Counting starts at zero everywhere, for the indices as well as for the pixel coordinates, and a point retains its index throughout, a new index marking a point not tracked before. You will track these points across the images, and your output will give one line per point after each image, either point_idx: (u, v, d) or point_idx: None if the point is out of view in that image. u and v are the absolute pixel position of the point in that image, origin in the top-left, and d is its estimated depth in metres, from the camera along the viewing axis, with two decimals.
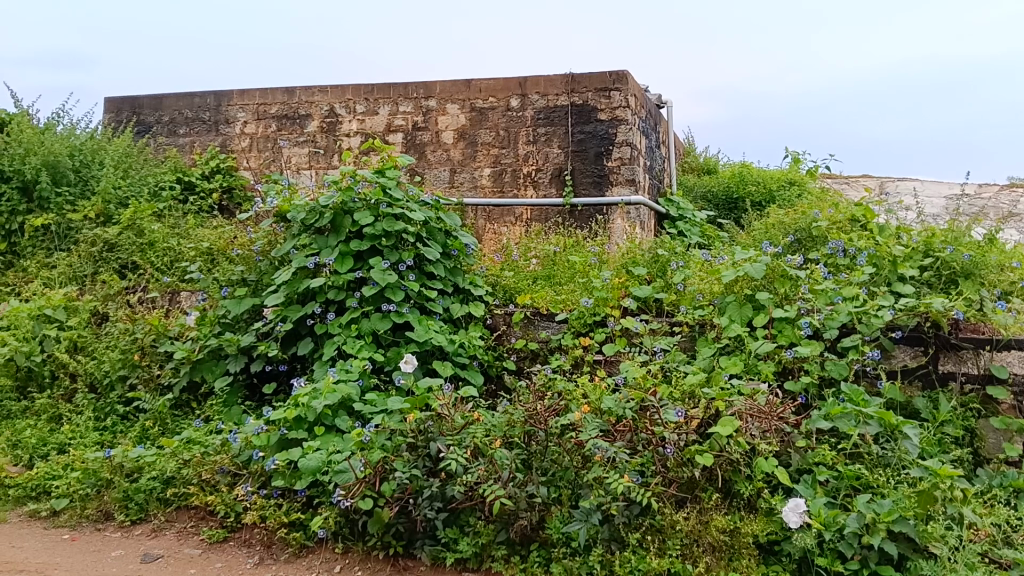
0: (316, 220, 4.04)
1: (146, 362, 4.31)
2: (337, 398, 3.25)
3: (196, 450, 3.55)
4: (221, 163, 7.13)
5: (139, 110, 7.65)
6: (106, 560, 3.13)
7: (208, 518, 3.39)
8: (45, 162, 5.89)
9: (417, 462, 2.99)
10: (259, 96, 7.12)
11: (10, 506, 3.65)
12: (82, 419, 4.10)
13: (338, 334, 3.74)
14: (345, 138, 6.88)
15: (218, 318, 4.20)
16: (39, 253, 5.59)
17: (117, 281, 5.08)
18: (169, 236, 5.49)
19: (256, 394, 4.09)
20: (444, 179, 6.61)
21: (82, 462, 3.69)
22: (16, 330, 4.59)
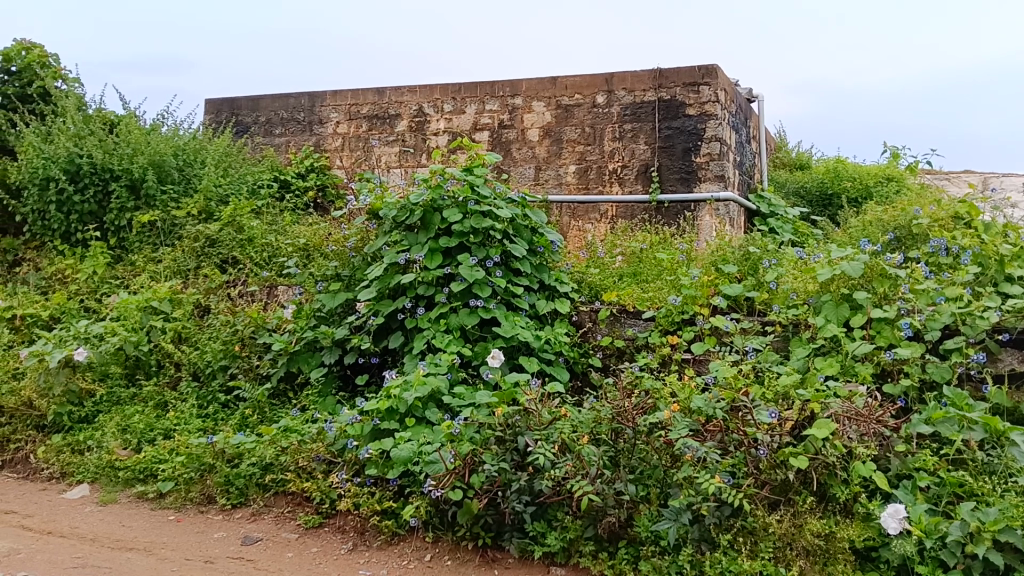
0: (407, 217, 4.13)
1: (246, 353, 4.52)
2: (427, 391, 3.31)
3: (292, 438, 3.68)
4: (315, 162, 7.34)
5: (237, 111, 7.96)
6: (209, 541, 3.28)
7: (304, 504, 3.51)
8: (151, 161, 6.18)
9: (506, 455, 3.01)
10: (351, 96, 7.32)
11: (120, 487, 3.89)
12: (186, 406, 4.31)
13: (427, 328, 3.82)
14: (434, 137, 7.01)
15: (313, 311, 4.35)
16: (146, 247, 5.87)
17: (218, 274, 5.31)
18: (267, 232, 5.71)
19: (349, 385, 4.22)
20: (529, 176, 6.66)
21: (186, 447, 3.87)
22: (125, 321, 4.84)
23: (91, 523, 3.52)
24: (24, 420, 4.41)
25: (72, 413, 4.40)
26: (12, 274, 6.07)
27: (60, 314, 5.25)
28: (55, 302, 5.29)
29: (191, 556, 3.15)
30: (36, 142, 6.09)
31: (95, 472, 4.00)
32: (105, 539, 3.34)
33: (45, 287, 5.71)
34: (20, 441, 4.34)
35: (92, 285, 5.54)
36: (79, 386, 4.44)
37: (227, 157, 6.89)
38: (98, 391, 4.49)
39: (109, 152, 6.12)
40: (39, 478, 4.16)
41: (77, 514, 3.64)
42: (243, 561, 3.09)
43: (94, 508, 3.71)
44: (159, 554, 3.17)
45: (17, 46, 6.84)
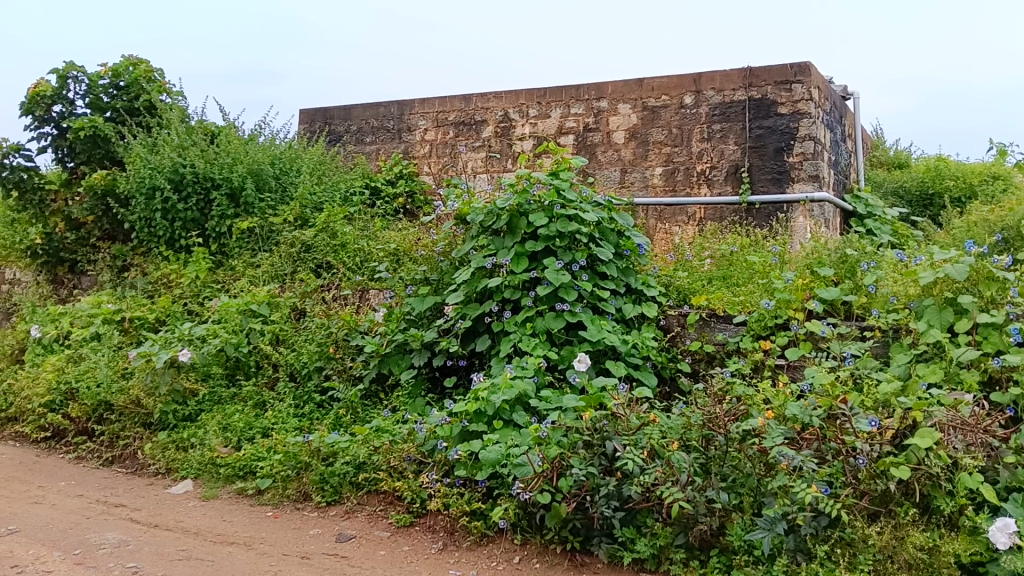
0: (493, 222, 4.16)
1: (339, 355, 4.66)
2: (514, 394, 3.35)
3: (384, 438, 3.78)
4: (404, 169, 7.49)
5: (330, 121, 8.22)
6: (306, 537, 3.39)
7: (396, 503, 3.59)
8: (250, 170, 6.45)
9: (594, 460, 3.01)
10: (439, 104, 7.46)
11: (221, 483, 4.06)
12: (283, 406, 4.46)
13: (513, 331, 3.85)
14: (519, 141, 7.06)
15: (403, 315, 4.44)
16: (245, 253, 6.10)
17: (313, 279, 5.49)
18: (358, 238, 5.86)
19: (438, 387, 4.28)
20: (615, 179, 6.63)
21: (284, 445, 4.01)
22: (226, 323, 5.04)
23: (195, 517, 3.69)
24: (133, 417, 4.67)
25: (176, 411, 4.62)
26: (122, 279, 6.41)
27: (166, 317, 5.54)
28: (161, 305, 5.58)
29: (289, 551, 3.26)
30: (143, 153, 6.41)
31: (198, 468, 4.20)
32: (208, 532, 3.49)
33: (152, 291, 6.01)
34: (129, 437, 4.59)
35: (194, 289, 5.79)
36: (183, 386, 4.66)
37: (321, 165, 7.13)
38: (200, 391, 4.69)
39: (210, 162, 6.40)
40: (146, 473, 4.38)
41: (182, 508, 3.82)
42: (338, 558, 3.18)
43: (197, 503, 3.88)
44: (258, 548, 3.30)
45: (125, 62, 7.22)
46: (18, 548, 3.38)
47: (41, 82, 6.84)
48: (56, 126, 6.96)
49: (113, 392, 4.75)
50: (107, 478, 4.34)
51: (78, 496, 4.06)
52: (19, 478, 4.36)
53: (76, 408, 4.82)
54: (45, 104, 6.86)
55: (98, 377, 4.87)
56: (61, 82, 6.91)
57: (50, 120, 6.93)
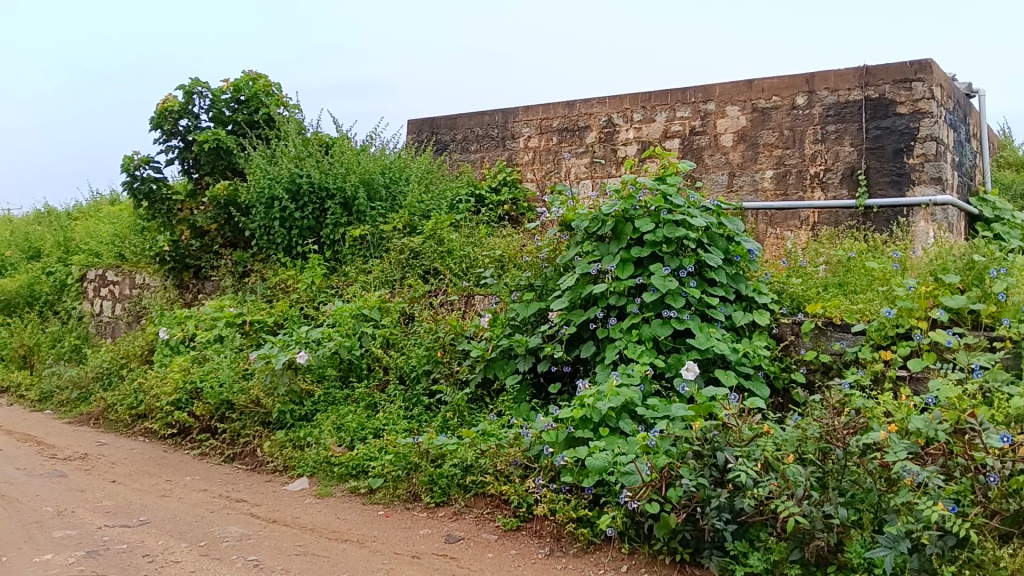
0: (598, 228, 4.15)
1: (446, 358, 4.75)
2: (620, 401, 3.33)
3: (491, 442, 3.85)
4: (507, 176, 7.57)
5: (436, 130, 8.46)
6: (416, 537, 3.47)
7: (503, 506, 3.62)
8: (362, 179, 6.69)
9: (704, 471, 2.94)
10: (542, 111, 7.58)
11: (336, 481, 4.21)
12: (393, 408, 4.58)
13: (619, 338, 3.83)
14: (623, 147, 7.08)
15: (508, 320, 4.49)
16: (357, 259, 6.29)
17: (420, 284, 5.61)
18: (465, 244, 5.97)
19: (542, 393, 4.30)
20: (722, 183, 6.53)
21: (395, 446, 4.15)
22: (340, 327, 5.24)
23: (311, 513, 3.84)
24: (253, 416, 4.90)
25: (293, 411, 4.82)
26: (242, 284, 6.72)
27: (283, 320, 5.79)
28: (279, 310, 5.83)
29: (400, 550, 3.35)
30: (263, 164, 6.73)
31: (314, 466, 4.36)
32: (323, 529, 3.62)
33: (270, 296, 6.28)
34: (250, 435, 4.81)
35: (310, 294, 6.02)
36: (300, 386, 4.86)
37: (428, 174, 7.33)
38: (316, 391, 4.88)
39: (325, 172, 6.66)
40: (265, 469, 4.58)
41: (298, 505, 3.98)
42: (447, 559, 3.24)
43: (313, 500, 4.04)
44: (371, 546, 3.40)
45: (245, 78, 7.59)
46: (149, 538, 3.60)
47: (169, 98, 7.26)
48: (182, 139, 7.37)
49: (234, 391, 5.00)
50: (229, 474, 4.57)
51: (202, 491, 4.29)
52: (150, 472, 4.65)
53: (201, 406, 5.10)
54: (173, 119, 7.28)
55: (221, 377, 5.14)
56: (187, 98, 7.32)
57: (177, 134, 7.35)
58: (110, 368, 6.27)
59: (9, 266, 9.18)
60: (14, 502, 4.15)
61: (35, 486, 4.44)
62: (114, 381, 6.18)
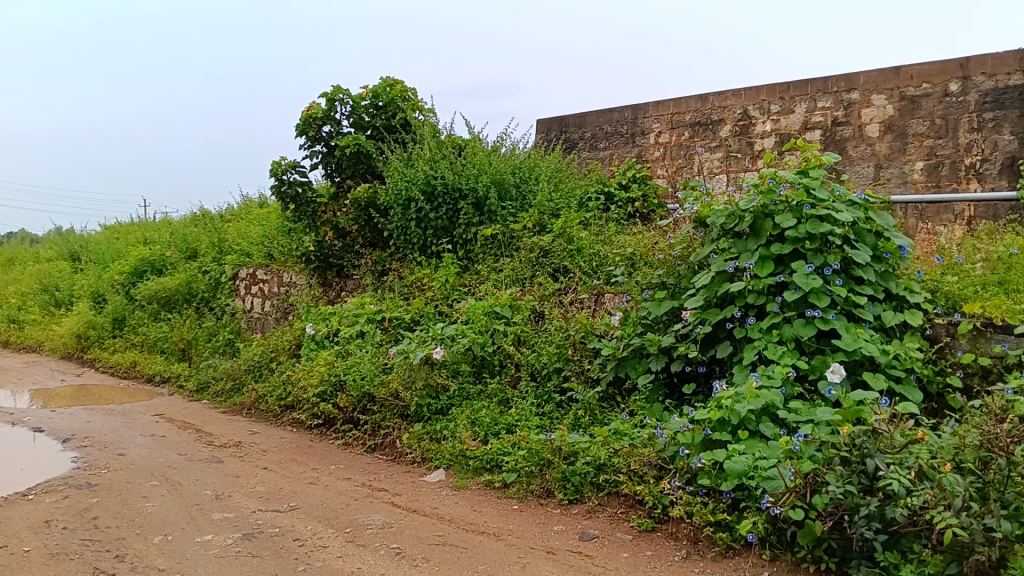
0: (736, 224, 4.04)
1: (577, 356, 4.79)
2: (761, 404, 3.26)
3: (624, 442, 3.86)
4: (637, 172, 7.47)
5: (566, 129, 8.61)
6: (550, 533, 3.52)
7: (637, 506, 3.61)
8: (494, 179, 6.83)
9: (852, 478, 2.84)
10: (674, 105, 7.58)
11: (471, 475, 4.33)
12: (525, 404, 4.66)
13: (758, 338, 3.74)
14: (760, 140, 6.92)
15: (640, 319, 4.45)
16: (489, 257, 6.41)
17: (551, 283, 5.67)
18: (595, 242, 5.99)
19: (675, 393, 4.24)
20: (868, 175, 6.25)
21: (528, 442, 4.23)
22: (474, 324, 5.36)
23: (448, 505, 3.96)
24: (392, 409, 5.11)
25: (430, 405, 4.98)
26: (380, 282, 6.98)
27: (419, 317, 5.98)
28: (415, 306, 6.03)
29: (535, 545, 3.40)
30: (400, 167, 7.01)
31: (450, 459, 4.50)
32: (460, 521, 3.73)
33: (407, 293, 6.49)
34: (389, 427, 5.04)
35: (444, 291, 6.17)
36: (436, 381, 5.02)
37: (558, 173, 7.39)
38: (451, 386, 5.03)
39: (458, 173, 6.84)
40: (404, 461, 4.76)
41: (436, 496, 4.11)
42: (581, 556, 3.26)
43: (449, 492, 4.16)
44: (507, 540, 3.47)
45: (383, 83, 7.89)
46: (299, 524, 3.81)
47: (313, 105, 7.65)
48: (325, 144, 7.75)
49: (375, 384, 5.25)
50: (371, 464, 4.78)
51: (347, 479, 4.51)
52: (298, 460, 4.93)
53: (345, 398, 5.37)
54: (317, 125, 7.66)
55: (363, 370, 5.40)
56: (330, 105, 7.68)
57: (321, 140, 7.73)
58: (261, 360, 6.69)
59: (170, 265, 9.92)
60: (178, 485, 4.50)
61: (196, 470, 4.79)
62: (265, 373, 6.59)
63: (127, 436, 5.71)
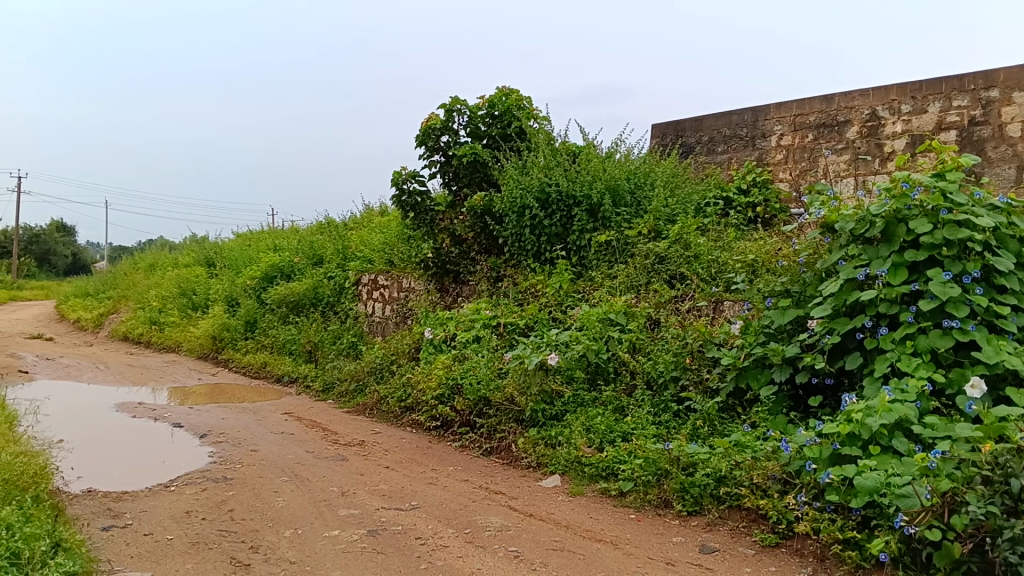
0: (866, 230, 3.88)
1: (695, 365, 4.72)
2: (894, 418, 3.12)
3: (746, 454, 3.79)
4: (757, 176, 7.29)
5: (682, 132, 8.50)
6: (669, 544, 3.48)
7: (760, 521, 3.54)
8: (608, 185, 6.81)
9: (994, 499, 2.65)
10: (797, 107, 7.36)
11: (586, 481, 4.33)
12: (642, 413, 4.62)
13: (891, 350, 3.59)
14: (890, 140, 6.62)
15: (762, 327, 4.33)
16: (603, 264, 6.38)
17: (667, 290, 5.59)
18: (713, 249, 5.90)
19: (801, 405, 4.11)
20: (1010, 178, 5.89)
21: (645, 451, 4.20)
22: (588, 330, 5.37)
23: (564, 511, 3.98)
24: (508, 413, 5.19)
25: (545, 410, 5.03)
26: (495, 288, 7.08)
27: (533, 323, 6.03)
28: (529, 312, 6.08)
29: (654, 555, 3.38)
30: (516, 174, 7.09)
31: (565, 465, 4.53)
32: (577, 527, 3.74)
33: (522, 299, 6.56)
34: (506, 430, 5.11)
35: (558, 297, 6.20)
36: (550, 387, 5.06)
37: (674, 177, 7.31)
38: (566, 392, 5.04)
39: (572, 180, 6.86)
40: (520, 465, 4.83)
41: (552, 501, 4.14)
42: (702, 568, 3.22)
43: (566, 497, 4.18)
44: (625, 549, 3.45)
45: (499, 93, 8.01)
46: (420, 522, 3.92)
47: (432, 116, 7.86)
48: (443, 154, 7.94)
49: (491, 388, 5.34)
50: (487, 467, 4.86)
51: (464, 481, 4.61)
52: (417, 460, 5.07)
53: (462, 402, 5.49)
54: (435, 135, 7.86)
55: (479, 375, 5.51)
56: (448, 115, 7.87)
57: (439, 149, 7.93)
58: (382, 363, 6.92)
59: (297, 271, 10.40)
60: (306, 481, 4.71)
61: (323, 467, 5.01)
62: (386, 375, 6.82)
63: (258, 433, 6.03)
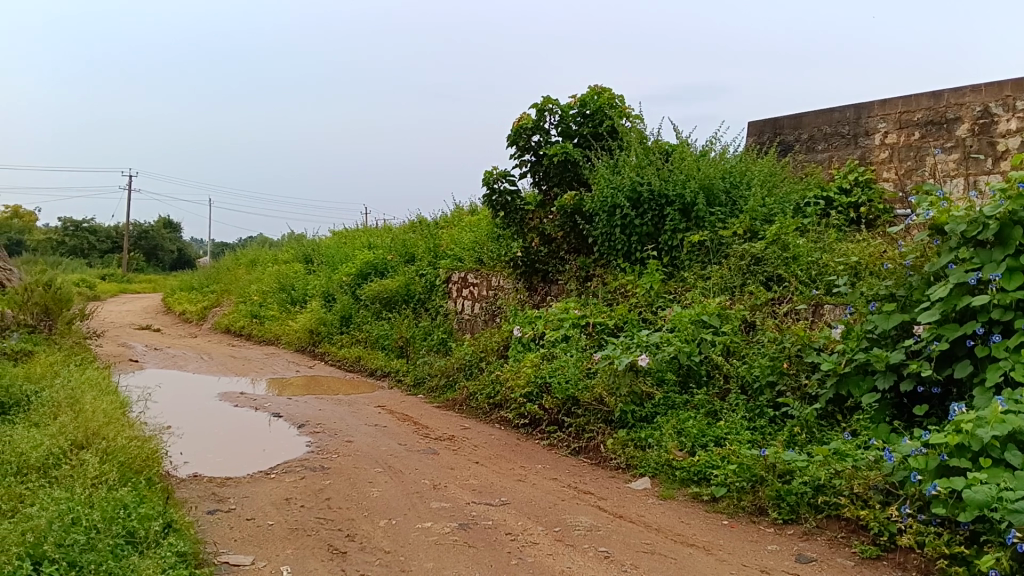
0: (978, 232, 3.68)
1: (793, 370, 4.62)
2: (1007, 430, 2.96)
3: (846, 463, 3.68)
4: (860, 175, 7.03)
5: (780, 130, 8.30)
6: (764, 552, 3.41)
7: (860, 532, 3.44)
8: (702, 185, 6.71)
9: None
10: (902, 104, 7.08)
11: (677, 485, 4.29)
12: (735, 417, 4.54)
13: (1004, 358, 3.42)
14: (1003, 139, 6.29)
15: (865, 332, 4.18)
16: (696, 264, 6.30)
17: (763, 292, 5.46)
18: (813, 250, 5.75)
19: (905, 414, 3.98)
20: None
21: (738, 457, 4.12)
22: (680, 332, 5.30)
23: (655, 514, 3.95)
24: (596, 413, 5.19)
25: (635, 412, 5.00)
26: (585, 288, 7.08)
27: (623, 323, 5.99)
28: (619, 312, 6.05)
29: (748, 562, 3.32)
30: (607, 174, 7.05)
31: (655, 468, 4.50)
32: (668, 531, 3.71)
33: (611, 300, 6.53)
34: (593, 431, 5.11)
35: (649, 298, 6.15)
36: (640, 388, 5.03)
37: (771, 177, 7.14)
38: (656, 394, 4.99)
39: (665, 179, 6.78)
40: (609, 466, 4.82)
41: (642, 504, 4.11)
42: None
43: (656, 500, 4.15)
44: (718, 555, 3.40)
45: (590, 92, 7.99)
46: (510, 518, 3.96)
47: (523, 116, 7.90)
48: (534, 153, 7.98)
49: (580, 388, 5.35)
50: (576, 467, 4.88)
51: (553, 479, 4.63)
52: (506, 457, 5.13)
53: (551, 400, 5.52)
54: (526, 135, 7.91)
55: (568, 374, 5.51)
56: (539, 115, 7.91)
57: (530, 149, 7.98)
58: (471, 360, 7.02)
59: (390, 268, 10.64)
60: (399, 473, 4.83)
61: (415, 460, 5.12)
62: (476, 371, 6.91)
63: (353, 425, 6.21)
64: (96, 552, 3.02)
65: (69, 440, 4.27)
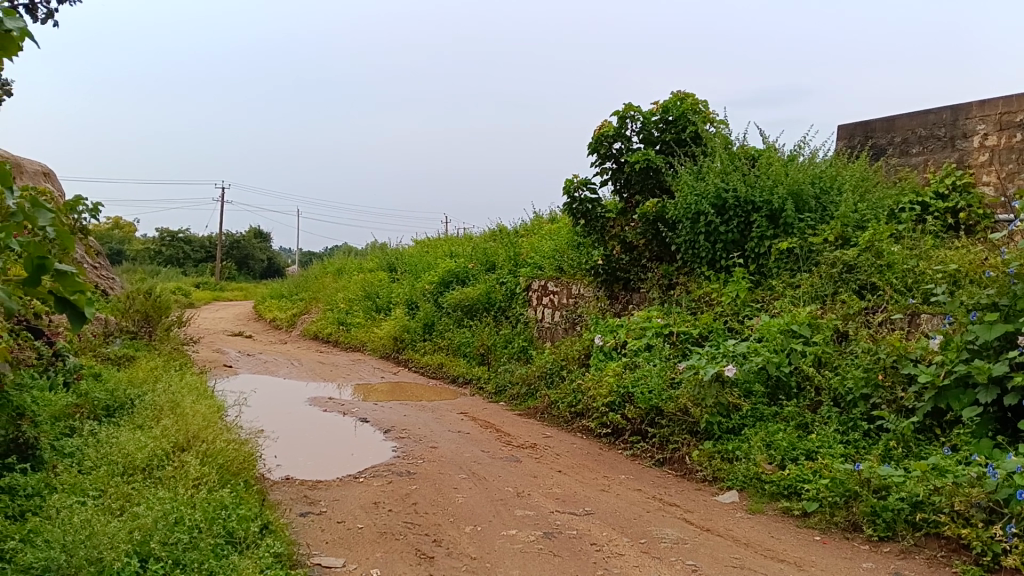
0: None
1: (888, 383, 4.47)
2: None
3: (946, 479, 3.55)
4: (958, 179, 6.76)
5: (872, 134, 8.06)
6: (859, 570, 3.32)
7: (962, 551, 3.32)
8: (790, 190, 6.60)
9: None
10: (1003, 104, 6.78)
11: (767, 499, 4.21)
12: (828, 430, 4.43)
13: None
14: None
15: (965, 343, 4.00)
16: (784, 272, 6.18)
17: (856, 301, 5.31)
18: (908, 258, 5.55)
19: (1009, 428, 3.78)
20: None
21: (832, 471, 4.01)
22: (768, 341, 5.20)
23: (744, 528, 3.89)
24: (681, 424, 5.15)
25: (721, 423, 4.94)
26: (668, 296, 7.03)
27: (708, 332, 5.92)
28: (704, 321, 5.98)
29: None
30: (691, 181, 6.97)
31: (743, 481, 4.43)
32: (757, 545, 3.65)
33: (695, 308, 6.46)
34: (678, 442, 5.07)
35: (734, 307, 6.04)
36: (727, 399, 4.95)
37: (863, 181, 6.93)
38: (744, 406, 4.91)
39: (751, 186, 6.67)
40: (695, 478, 4.78)
41: (730, 517, 4.05)
42: None
43: (744, 514, 4.08)
44: (810, 572, 3.33)
45: (673, 98, 7.91)
46: (594, 528, 3.96)
47: (605, 123, 7.89)
48: (616, 161, 7.96)
49: (663, 398, 5.31)
50: (661, 478, 4.84)
51: (638, 490, 4.61)
52: (590, 466, 5.13)
53: (634, 410, 5.50)
54: (608, 142, 7.90)
55: (651, 384, 5.47)
56: (621, 122, 7.89)
57: (611, 157, 7.96)
58: (553, 368, 7.05)
59: (471, 276, 10.78)
60: (484, 480, 4.89)
61: (498, 467, 5.18)
62: (557, 380, 6.94)
63: (438, 431, 6.32)
64: (198, 551, 3.17)
65: (171, 442, 4.49)
